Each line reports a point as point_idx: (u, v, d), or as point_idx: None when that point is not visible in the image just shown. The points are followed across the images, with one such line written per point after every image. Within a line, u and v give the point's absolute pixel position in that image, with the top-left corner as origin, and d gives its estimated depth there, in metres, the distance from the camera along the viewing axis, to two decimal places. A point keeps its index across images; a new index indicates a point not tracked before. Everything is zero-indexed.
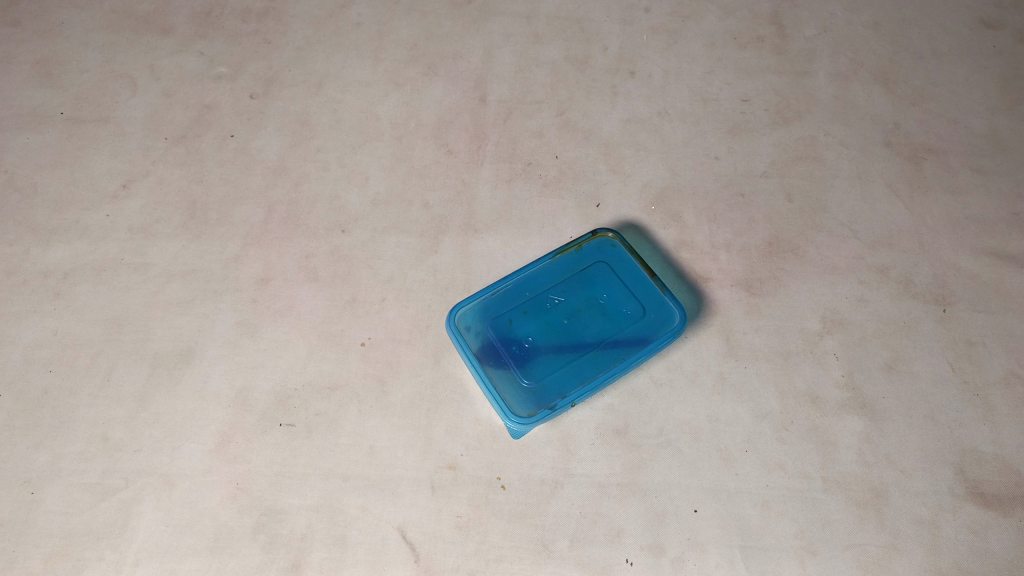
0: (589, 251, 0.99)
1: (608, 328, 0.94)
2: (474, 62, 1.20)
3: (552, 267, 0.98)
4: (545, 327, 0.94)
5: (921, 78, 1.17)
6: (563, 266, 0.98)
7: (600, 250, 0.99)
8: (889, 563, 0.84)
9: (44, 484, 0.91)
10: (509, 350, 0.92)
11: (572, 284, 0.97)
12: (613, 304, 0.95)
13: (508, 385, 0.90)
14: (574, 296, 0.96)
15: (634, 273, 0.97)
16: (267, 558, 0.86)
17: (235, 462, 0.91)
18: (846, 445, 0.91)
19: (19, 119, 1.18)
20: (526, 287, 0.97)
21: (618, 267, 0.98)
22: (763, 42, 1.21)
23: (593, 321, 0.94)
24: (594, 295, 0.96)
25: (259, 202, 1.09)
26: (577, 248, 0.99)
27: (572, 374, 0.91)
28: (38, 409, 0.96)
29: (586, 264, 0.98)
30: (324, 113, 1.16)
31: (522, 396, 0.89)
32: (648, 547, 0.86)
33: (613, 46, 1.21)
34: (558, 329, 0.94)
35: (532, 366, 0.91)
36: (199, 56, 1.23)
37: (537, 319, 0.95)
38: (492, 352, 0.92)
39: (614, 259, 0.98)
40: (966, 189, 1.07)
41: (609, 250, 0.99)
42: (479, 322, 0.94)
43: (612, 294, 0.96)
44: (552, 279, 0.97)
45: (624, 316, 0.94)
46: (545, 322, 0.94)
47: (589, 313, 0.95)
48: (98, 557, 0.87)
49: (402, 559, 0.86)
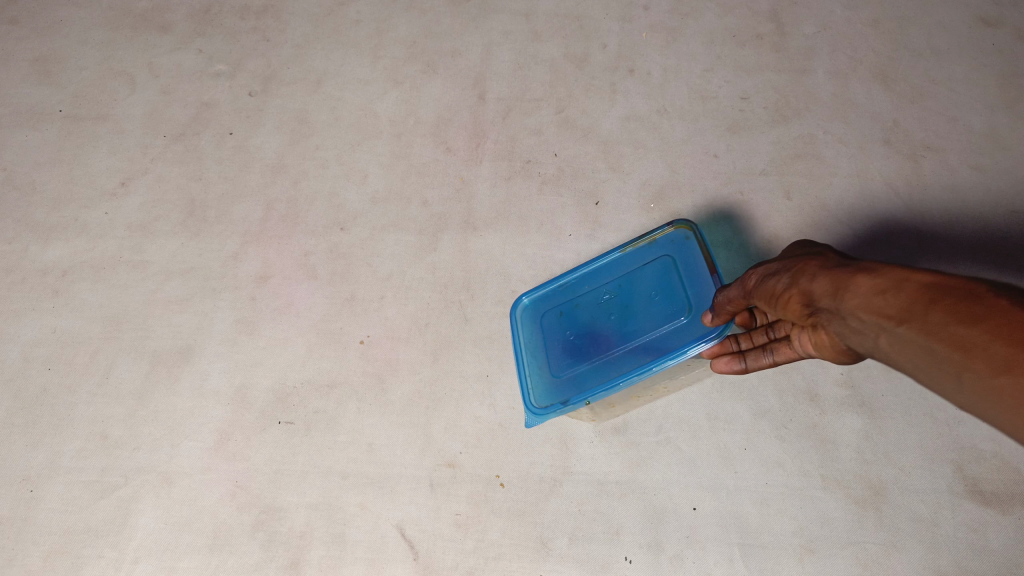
0: (659, 245, 0.88)
1: (659, 329, 0.83)
2: (473, 60, 1.19)
3: (619, 260, 0.90)
4: (591, 323, 0.88)
5: (921, 76, 1.17)
6: (627, 260, 0.90)
7: (673, 242, 0.87)
8: (888, 561, 0.85)
9: (44, 482, 0.92)
10: (554, 340, 0.89)
11: (634, 280, 0.88)
12: (671, 303, 0.84)
13: (540, 374, 0.88)
14: (633, 292, 0.87)
15: (704, 272, 0.83)
16: (267, 556, 0.88)
17: (235, 460, 0.92)
18: (845, 444, 0.91)
19: (18, 117, 1.18)
20: (586, 281, 0.91)
21: (689, 265, 0.85)
22: (762, 40, 1.20)
23: (646, 319, 0.85)
24: (651, 291, 0.86)
25: (258, 201, 1.09)
26: (648, 239, 0.88)
27: (604, 373, 0.84)
28: (38, 406, 0.97)
29: (653, 256, 0.88)
30: (322, 112, 1.16)
31: (549, 388, 0.87)
32: (647, 544, 0.87)
33: (612, 43, 1.20)
34: (608, 326, 0.87)
35: (569, 363, 0.87)
36: (198, 54, 1.22)
37: (588, 313, 0.89)
38: (535, 343, 0.90)
39: (685, 251, 0.86)
40: (966, 187, 1.06)
41: (683, 243, 0.86)
42: (534, 310, 0.93)
43: (670, 291, 0.85)
44: (615, 272, 0.90)
45: (676, 317, 0.83)
46: (596, 316, 0.89)
47: (645, 311, 0.85)
48: (98, 554, 0.88)
49: (402, 557, 0.87)
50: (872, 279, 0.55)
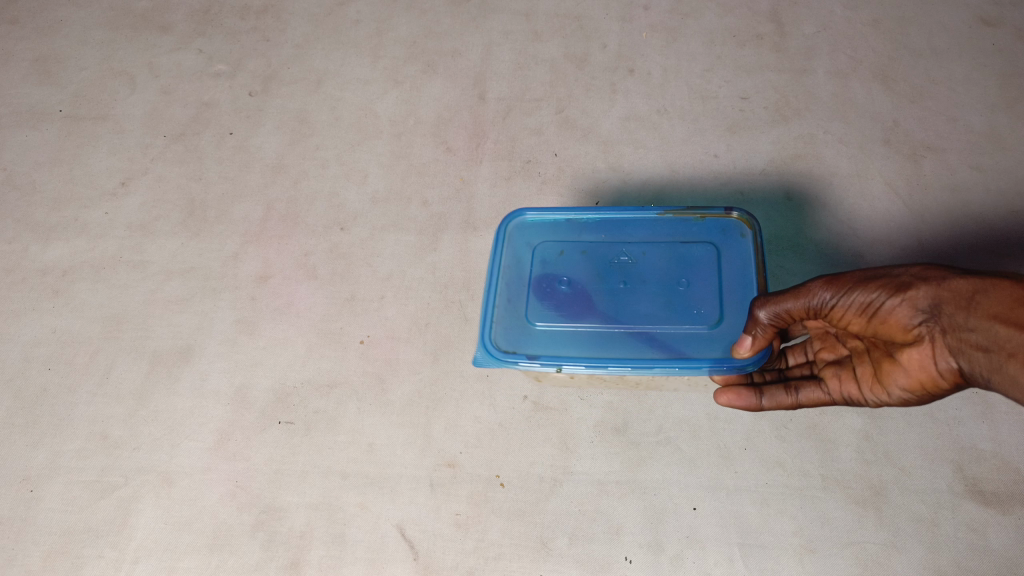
0: (706, 227, 0.79)
1: (671, 317, 0.74)
2: (473, 60, 1.19)
3: (653, 223, 0.80)
4: (596, 279, 0.78)
5: (921, 76, 1.17)
6: (664, 228, 0.80)
7: (723, 233, 0.79)
8: (888, 561, 0.85)
9: (44, 482, 0.92)
10: (540, 279, 0.79)
11: (662, 252, 0.78)
12: (696, 297, 0.75)
13: (511, 309, 0.77)
14: (658, 264, 0.78)
15: (750, 281, 0.75)
16: (267, 556, 0.87)
17: (236, 460, 0.92)
18: (845, 444, 0.91)
19: (19, 117, 1.18)
20: (604, 230, 0.81)
21: (731, 262, 0.77)
22: (762, 40, 1.20)
23: (659, 299, 0.76)
24: (677, 275, 0.77)
25: (258, 200, 1.09)
26: (698, 215, 0.79)
27: (581, 341, 0.74)
28: (38, 406, 0.97)
29: (693, 238, 0.79)
30: (322, 112, 1.16)
31: (515, 330, 0.76)
32: (647, 545, 0.87)
33: (613, 44, 1.20)
34: (613, 290, 0.77)
35: (554, 310, 0.76)
36: (198, 54, 1.22)
37: (592, 266, 0.79)
38: (523, 275, 0.79)
39: (732, 249, 0.78)
40: (966, 186, 1.06)
41: (736, 238, 0.78)
42: (535, 239, 0.81)
43: (697, 285, 0.76)
44: (641, 236, 0.80)
45: (693, 317, 0.74)
46: (605, 274, 0.78)
47: (662, 289, 0.76)
48: (98, 554, 0.88)
49: (402, 557, 0.87)
50: (1015, 287, 0.59)
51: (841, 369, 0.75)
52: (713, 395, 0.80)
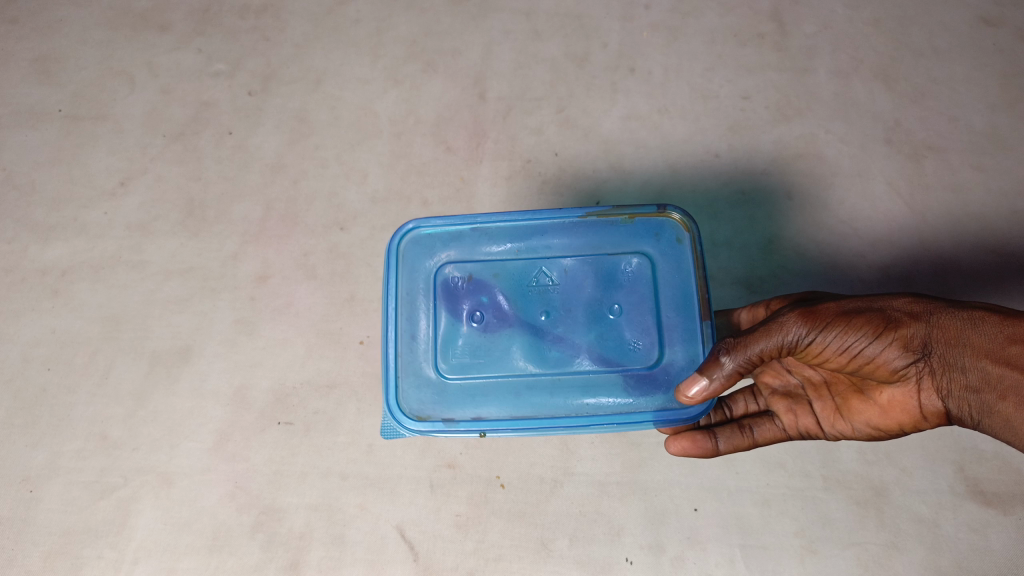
0: (633, 235, 0.74)
1: (601, 354, 0.72)
2: (474, 59, 1.16)
3: (570, 230, 0.74)
4: (516, 305, 0.73)
5: (922, 75, 1.14)
6: (588, 236, 0.74)
7: (658, 239, 0.74)
8: (889, 561, 0.88)
9: (42, 482, 0.94)
10: (447, 311, 0.73)
11: (586, 270, 0.74)
12: (630, 325, 0.72)
13: (419, 354, 0.73)
14: (584, 287, 0.73)
15: (686, 300, 0.72)
16: (267, 556, 0.90)
17: (235, 461, 0.93)
18: (846, 445, 0.92)
19: (19, 117, 1.15)
20: (515, 239, 0.75)
21: (667, 277, 0.73)
22: (762, 40, 1.17)
23: (588, 333, 0.72)
24: (607, 297, 0.73)
25: (258, 199, 1.07)
26: (625, 217, 0.74)
27: (505, 389, 0.71)
28: (37, 407, 0.98)
29: (623, 248, 0.74)
30: (321, 112, 1.13)
31: (428, 385, 0.72)
32: (648, 546, 0.89)
33: (613, 43, 1.17)
34: (534, 323, 0.73)
35: (469, 349, 0.72)
36: (197, 53, 1.18)
37: (507, 287, 0.74)
38: (429, 309, 0.73)
39: (668, 259, 0.73)
40: (967, 187, 1.08)
41: (671, 244, 0.73)
42: (436, 262, 0.75)
43: (632, 309, 0.73)
44: (561, 245, 0.74)
45: (631, 350, 0.71)
46: (524, 302, 0.73)
47: (590, 318, 0.73)
48: (98, 555, 0.91)
49: (402, 558, 0.89)
50: (1000, 326, 0.66)
51: (795, 403, 0.82)
52: (668, 443, 0.81)
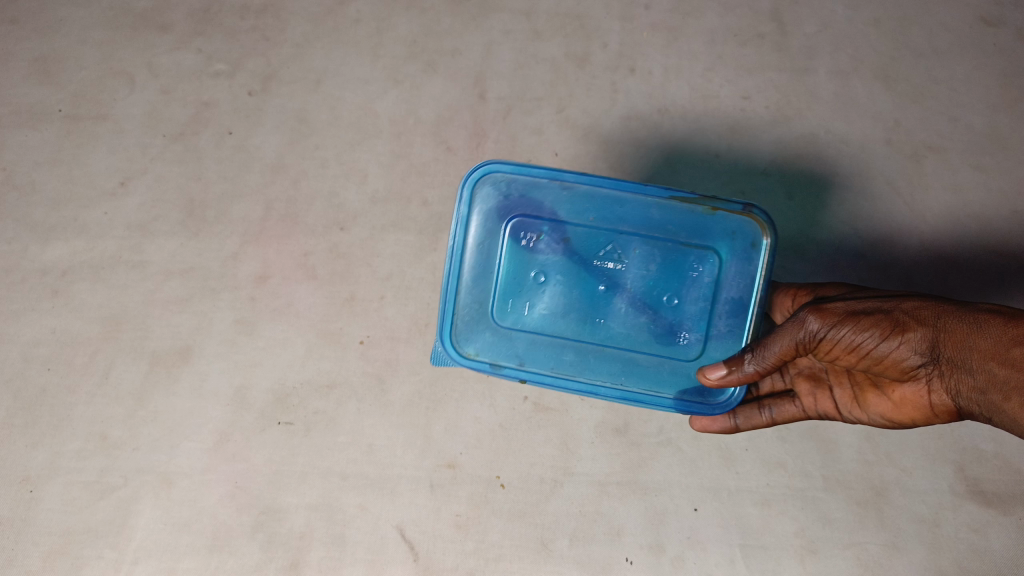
0: (712, 227, 0.74)
1: (648, 334, 0.76)
2: (474, 59, 1.14)
3: (649, 212, 0.73)
4: (576, 276, 0.75)
5: (921, 76, 1.14)
6: (666, 220, 0.74)
7: (735, 237, 0.73)
8: (888, 561, 0.89)
9: (43, 483, 0.96)
10: (511, 261, 0.75)
11: (655, 253, 0.75)
12: (679, 315, 0.76)
13: (477, 295, 0.75)
14: (649, 270, 0.75)
15: (742, 303, 0.74)
16: (267, 556, 0.92)
17: (235, 461, 0.95)
18: (846, 445, 0.91)
19: (18, 116, 1.14)
20: (594, 210, 0.74)
21: (729, 278, 0.74)
22: (763, 40, 1.15)
23: (639, 313, 0.75)
24: (664, 282, 0.75)
25: (258, 200, 1.07)
26: (709, 211, 0.73)
27: (549, 350, 0.76)
28: (37, 407, 0.99)
29: (696, 240, 0.74)
30: (321, 112, 1.12)
31: (481, 327, 0.76)
32: (648, 547, 0.90)
33: (614, 43, 1.15)
34: (590, 294, 0.75)
35: (524, 304, 0.76)
36: (197, 53, 1.16)
37: (571, 255, 0.75)
38: (496, 253, 0.74)
39: (736, 259, 0.74)
40: (966, 187, 1.08)
41: (743, 247, 0.74)
42: (513, 209, 0.74)
43: (685, 299, 0.75)
44: (636, 225, 0.74)
45: (674, 336, 0.76)
46: (585, 273, 0.75)
47: (644, 298, 0.75)
48: (98, 555, 0.93)
49: (402, 558, 0.91)
50: (1007, 328, 0.64)
51: (817, 387, 0.81)
52: (691, 420, 0.83)
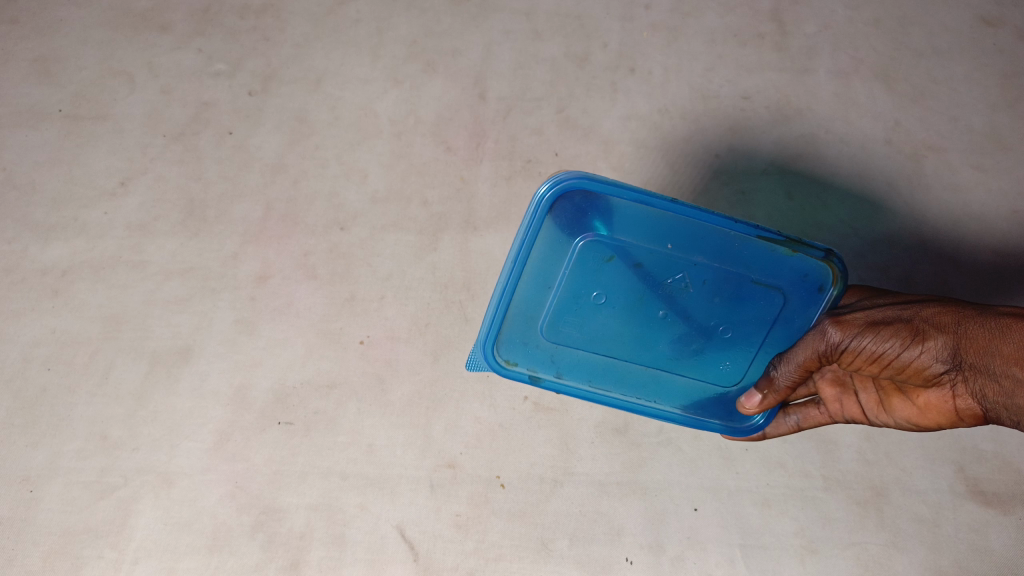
0: (786, 267, 0.70)
1: (691, 358, 0.77)
2: (474, 59, 1.14)
3: (726, 246, 0.69)
4: (632, 301, 0.73)
5: (921, 76, 1.14)
6: (742, 256, 0.70)
7: (805, 278, 0.71)
8: (889, 562, 0.89)
9: (43, 483, 0.95)
10: (571, 280, 0.71)
11: (720, 286, 0.72)
12: (728, 344, 0.76)
13: (529, 308, 0.73)
14: (711, 302, 0.73)
15: (791, 339, 0.75)
16: (267, 556, 0.92)
17: (235, 461, 0.95)
18: (846, 445, 0.92)
19: (17, 116, 1.14)
20: (669, 240, 0.69)
21: (787, 315, 0.73)
22: (762, 40, 1.15)
23: (687, 340, 0.75)
24: (721, 313, 0.74)
25: (258, 200, 1.07)
26: (788, 252, 0.69)
27: (591, 365, 0.78)
28: (37, 407, 0.99)
29: (766, 277, 0.71)
30: (322, 111, 1.12)
31: (526, 338, 0.75)
32: (648, 547, 0.90)
33: (614, 43, 1.15)
34: (643, 319, 0.74)
35: (574, 322, 0.74)
36: (198, 54, 1.16)
37: (632, 281, 0.72)
38: (557, 271, 0.71)
39: (799, 299, 0.72)
40: (967, 187, 1.08)
41: (811, 290, 0.72)
42: (585, 230, 0.68)
43: (738, 330, 0.75)
44: (707, 258, 0.70)
45: (715, 362, 0.77)
46: (643, 300, 0.73)
47: (697, 326, 0.74)
48: (98, 555, 0.93)
49: (402, 558, 0.91)
50: None
51: (843, 393, 0.80)
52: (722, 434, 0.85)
